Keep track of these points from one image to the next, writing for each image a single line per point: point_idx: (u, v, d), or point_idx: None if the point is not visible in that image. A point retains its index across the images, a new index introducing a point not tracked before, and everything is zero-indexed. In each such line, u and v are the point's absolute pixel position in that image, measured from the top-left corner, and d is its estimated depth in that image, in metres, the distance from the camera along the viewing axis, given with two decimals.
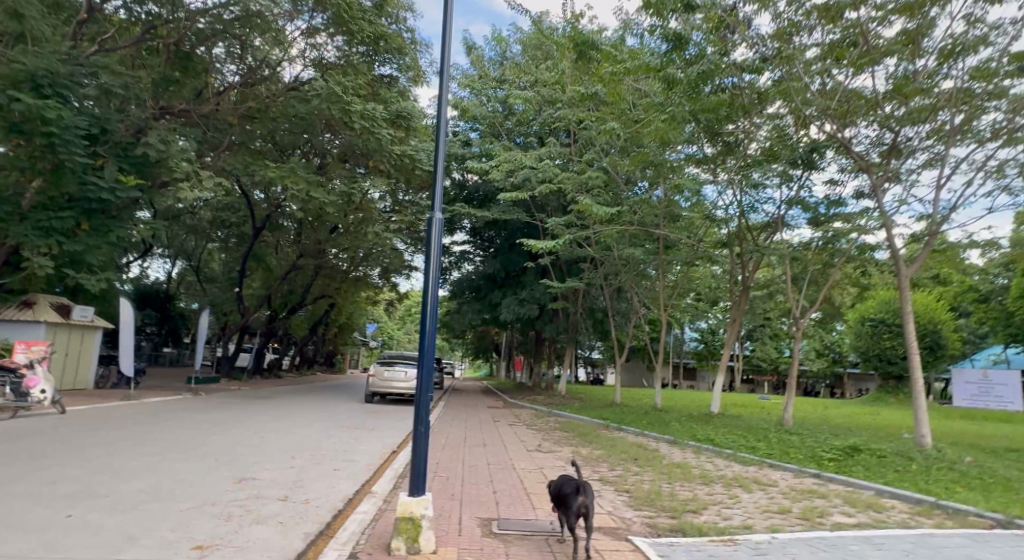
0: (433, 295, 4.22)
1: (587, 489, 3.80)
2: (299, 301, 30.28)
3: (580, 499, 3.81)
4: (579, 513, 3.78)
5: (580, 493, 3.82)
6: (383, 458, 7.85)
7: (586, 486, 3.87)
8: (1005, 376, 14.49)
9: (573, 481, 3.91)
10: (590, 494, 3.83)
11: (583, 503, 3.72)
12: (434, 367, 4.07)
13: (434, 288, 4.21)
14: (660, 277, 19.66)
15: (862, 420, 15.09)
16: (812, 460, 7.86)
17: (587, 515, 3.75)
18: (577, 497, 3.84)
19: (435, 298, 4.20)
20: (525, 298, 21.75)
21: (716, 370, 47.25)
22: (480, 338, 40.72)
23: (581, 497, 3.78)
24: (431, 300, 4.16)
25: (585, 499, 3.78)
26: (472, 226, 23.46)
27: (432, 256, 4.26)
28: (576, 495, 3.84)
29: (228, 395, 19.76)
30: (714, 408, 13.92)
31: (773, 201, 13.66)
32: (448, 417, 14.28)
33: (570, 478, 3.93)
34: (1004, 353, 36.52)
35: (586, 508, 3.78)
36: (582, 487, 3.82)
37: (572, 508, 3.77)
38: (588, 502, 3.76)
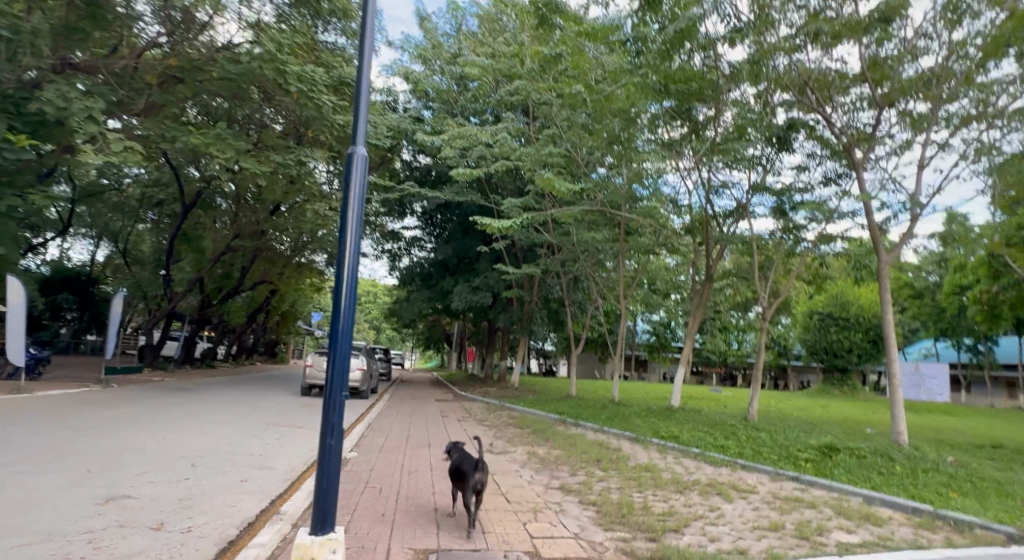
0: (351, 265, 3.16)
1: (484, 467, 4.22)
2: (235, 287, 28.13)
3: (476, 475, 4.24)
4: (475, 487, 4.24)
5: (476, 470, 4.24)
6: (307, 466, 6.69)
7: (482, 463, 4.29)
8: (934, 367, 13.70)
9: (470, 459, 4.29)
10: (484, 470, 4.27)
11: (480, 479, 4.17)
12: (351, 357, 3.07)
13: (353, 255, 3.15)
14: (618, 265, 18.99)
15: (817, 413, 14.88)
16: (788, 461, 7.21)
17: (481, 489, 4.23)
18: (473, 473, 4.25)
19: (353, 268, 3.15)
20: (478, 286, 20.65)
21: (667, 361, 47.73)
22: (430, 328, 39.45)
23: (477, 473, 4.21)
24: (347, 272, 3.11)
25: (481, 476, 4.22)
26: (424, 209, 22.19)
27: (348, 217, 3.20)
28: (474, 472, 4.25)
29: (144, 386, 17.75)
30: (675, 401, 13.31)
31: (739, 186, 13.09)
32: (392, 412, 13.06)
33: (467, 456, 4.32)
34: (934, 346, 38.46)
35: (481, 483, 4.25)
36: (479, 466, 4.22)
37: (470, 484, 4.19)
38: (483, 478, 4.22)
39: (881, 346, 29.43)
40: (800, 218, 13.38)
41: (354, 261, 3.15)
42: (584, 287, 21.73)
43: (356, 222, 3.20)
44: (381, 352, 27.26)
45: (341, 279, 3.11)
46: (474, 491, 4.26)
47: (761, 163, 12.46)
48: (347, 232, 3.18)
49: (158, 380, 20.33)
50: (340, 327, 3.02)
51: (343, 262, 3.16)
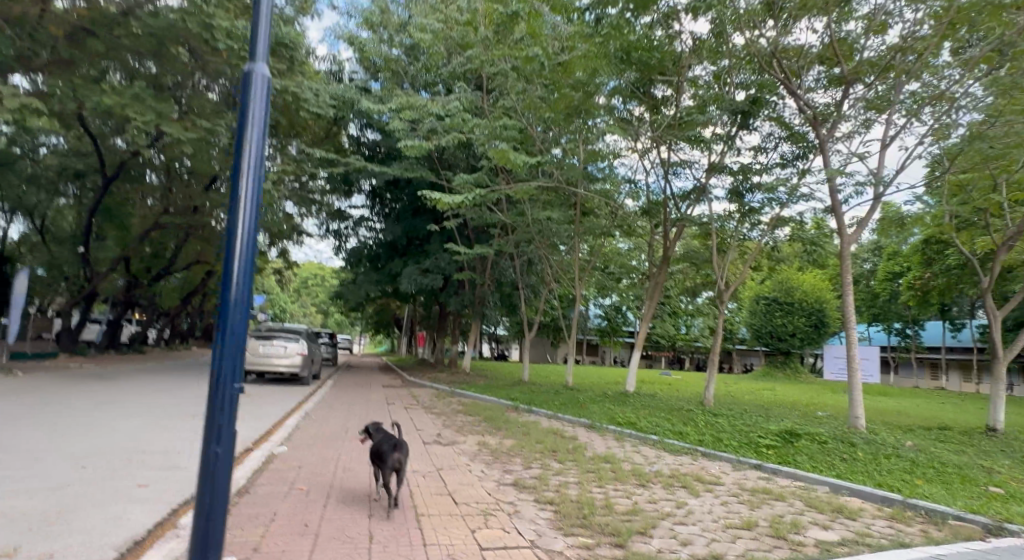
0: (249, 222, 2.47)
1: (403, 447, 4.17)
2: (165, 267, 26.08)
3: (395, 455, 4.17)
4: (393, 468, 4.19)
5: (395, 451, 4.17)
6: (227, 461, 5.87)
7: (401, 443, 4.24)
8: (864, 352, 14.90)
9: (389, 439, 4.24)
10: (403, 450, 4.22)
11: (398, 460, 4.12)
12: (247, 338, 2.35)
13: (250, 212, 2.46)
14: (574, 248, 18.58)
15: (769, 397, 14.98)
16: (749, 448, 6.97)
17: (400, 469, 4.17)
18: (392, 454, 4.18)
19: (251, 228, 2.45)
20: (428, 268, 19.80)
21: (617, 345, 48.40)
22: (380, 312, 38.31)
23: (397, 454, 4.14)
24: (242, 233, 2.40)
25: (400, 456, 4.16)
26: (372, 186, 21.09)
27: (243, 163, 2.48)
28: (393, 451, 4.19)
29: (56, 373, 16.02)
30: (630, 386, 13.06)
31: (698, 167, 12.81)
32: (334, 400, 12.21)
33: (385, 436, 4.26)
34: (867, 330, 40.48)
35: (400, 462, 4.20)
36: (397, 446, 4.17)
37: (388, 465, 4.14)
38: (402, 458, 4.16)
39: (822, 331, 30.50)
40: (756, 201, 13.29)
41: (251, 219, 2.45)
42: (538, 271, 21.27)
43: (253, 170, 2.49)
44: (326, 337, 26.05)
45: (233, 242, 2.40)
46: (394, 471, 4.21)
47: (721, 144, 12.18)
48: (241, 182, 2.47)
49: (75, 367, 18.52)
50: (230, 302, 2.30)
51: (236, 221, 2.44)
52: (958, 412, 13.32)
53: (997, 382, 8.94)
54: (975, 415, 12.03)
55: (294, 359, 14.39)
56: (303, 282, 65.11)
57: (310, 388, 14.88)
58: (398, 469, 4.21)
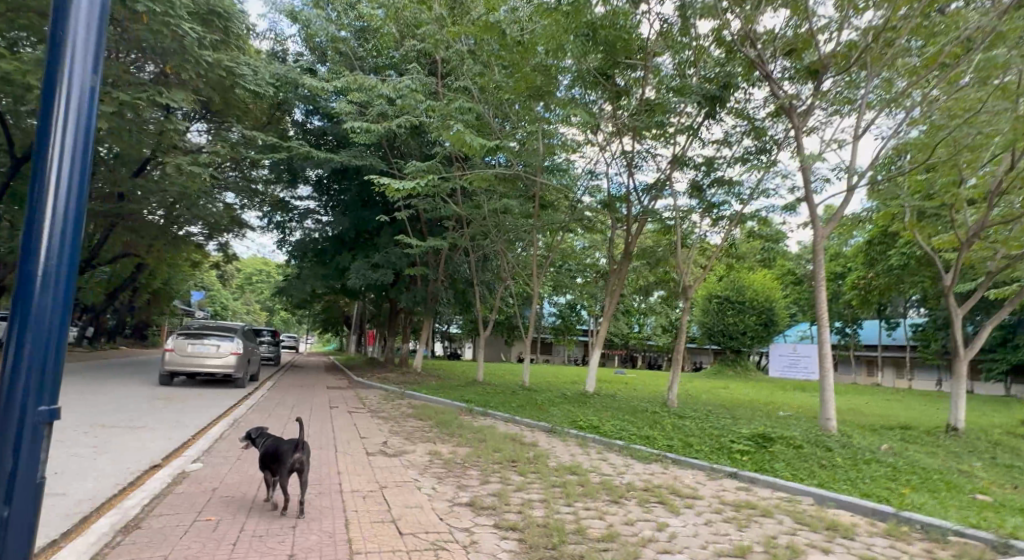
0: (74, 180, 2.00)
1: (305, 446, 3.96)
2: (87, 259, 23.79)
3: (296, 455, 3.93)
4: (293, 469, 3.94)
5: (296, 450, 3.93)
6: (135, 477, 4.83)
7: (303, 443, 4.01)
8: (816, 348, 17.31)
9: (288, 440, 3.98)
10: (304, 450, 4.00)
11: (302, 459, 3.90)
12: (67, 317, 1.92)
13: (74, 168, 2.00)
14: (532, 244, 18.00)
15: (727, 396, 14.83)
16: (722, 454, 6.51)
17: (302, 470, 3.94)
18: (292, 454, 3.94)
19: (75, 190, 1.99)
20: (378, 262, 18.75)
21: (572, 343, 48.43)
22: (327, 309, 36.73)
23: (298, 454, 3.91)
24: (58, 198, 1.94)
25: (303, 456, 3.94)
26: (319, 176, 19.86)
27: (64, 110, 1.99)
28: (293, 452, 3.94)
29: None
30: (590, 386, 12.56)
31: (660, 160, 12.43)
32: (271, 403, 11.10)
33: (285, 436, 3.99)
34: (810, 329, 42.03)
35: (301, 463, 3.97)
36: (299, 445, 3.94)
37: (288, 465, 3.89)
38: (305, 458, 3.94)
39: (770, 329, 31.23)
40: (717, 196, 13.06)
41: (75, 185, 2.00)
42: (493, 267, 20.61)
43: (81, 122, 2.03)
44: (268, 335, 24.49)
45: (42, 201, 1.92)
46: (294, 472, 3.96)
47: (685, 135, 11.86)
48: (54, 130, 1.98)
49: None
50: (38, 283, 1.86)
51: (44, 173, 1.95)
52: (907, 409, 13.50)
53: (956, 381, 8.90)
54: (926, 412, 12.16)
55: (227, 359, 13.12)
56: (246, 278, 62.05)
57: (246, 390, 13.63)
58: (298, 470, 3.97)
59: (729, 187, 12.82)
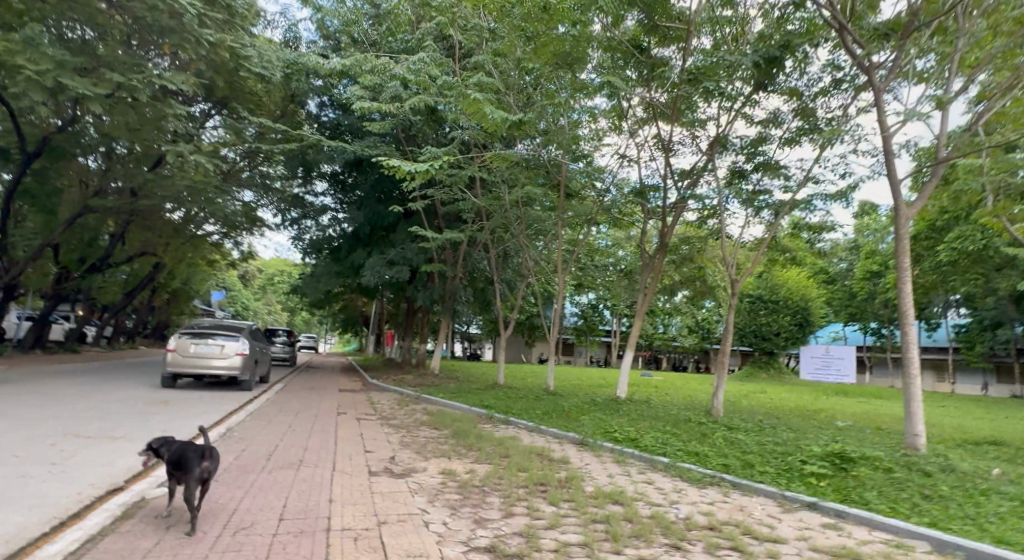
0: None
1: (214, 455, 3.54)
2: (102, 257, 23.38)
3: (203, 464, 3.49)
4: (200, 480, 3.51)
5: (204, 459, 3.49)
6: (70, 511, 3.84)
7: (211, 451, 3.57)
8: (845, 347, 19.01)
9: (193, 447, 3.51)
10: (212, 460, 3.58)
11: (212, 469, 3.51)
12: None
13: None
14: (555, 238, 16.97)
15: (769, 402, 13.63)
16: (793, 478, 5.43)
17: (210, 480, 3.52)
18: (199, 463, 3.48)
19: None
20: (393, 259, 17.89)
21: (594, 344, 47.30)
22: (346, 309, 36.27)
23: (206, 461, 3.48)
24: None
25: (212, 466, 3.53)
26: (333, 170, 19.09)
27: None
28: (199, 460, 3.49)
29: None
30: (622, 391, 11.41)
31: (697, 143, 11.30)
32: (273, 408, 10.27)
33: (191, 443, 3.54)
34: (842, 329, 40.32)
35: (209, 473, 3.54)
36: (207, 453, 3.51)
37: (194, 477, 3.41)
38: (214, 468, 3.53)
39: (806, 329, 29.75)
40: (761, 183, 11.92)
41: None
42: (514, 264, 19.65)
43: None
44: (283, 335, 24.03)
45: None
46: (198, 484, 3.50)
47: (725, 116, 10.76)
48: None
49: None
50: None
51: None
52: (975, 419, 12.14)
53: None
54: (1003, 424, 10.81)
55: (232, 360, 12.34)
56: (267, 278, 62.18)
57: (253, 393, 12.84)
58: (204, 480, 3.54)
59: (773, 174, 11.62)
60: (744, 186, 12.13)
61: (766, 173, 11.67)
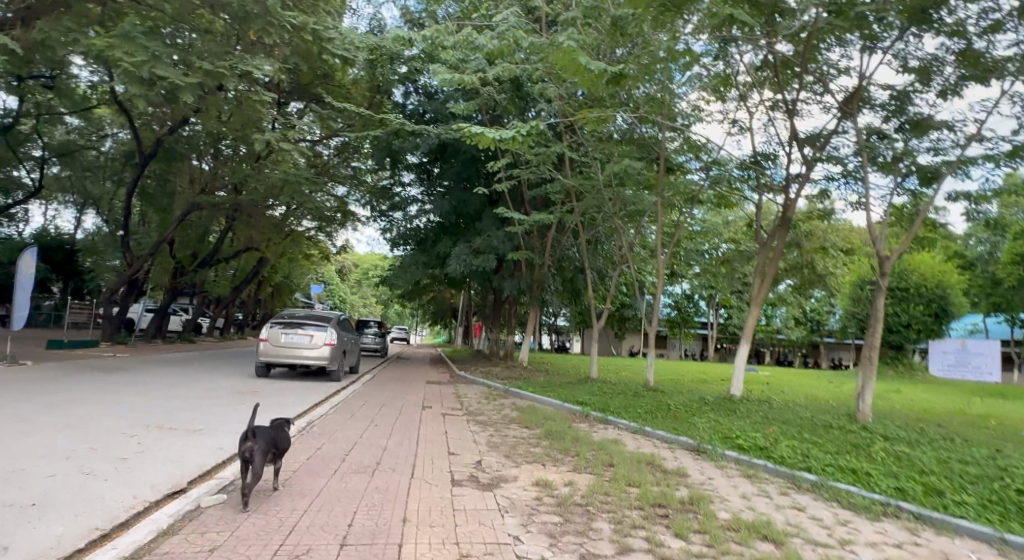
0: None
1: (256, 435, 3.74)
2: (211, 252, 24.94)
3: (247, 444, 3.73)
4: (246, 458, 3.75)
5: (246, 440, 3.74)
6: (115, 522, 3.34)
7: (255, 432, 3.76)
8: (981, 345, 15.34)
9: (256, 428, 3.85)
10: (257, 440, 3.80)
11: (251, 449, 3.68)
12: None
13: None
14: (651, 219, 15.54)
15: (919, 406, 11.43)
16: (1015, 515, 3.97)
17: (249, 462, 3.69)
18: (245, 443, 3.75)
19: None
20: (479, 247, 17.29)
21: (689, 336, 44.69)
22: (435, 300, 36.63)
23: (243, 441, 3.72)
24: None
25: (254, 446, 3.72)
26: (419, 160, 18.87)
27: None
28: (247, 441, 3.77)
29: (77, 360, 14.51)
30: (737, 389, 9.95)
31: (824, 102, 9.63)
32: (359, 400, 9.96)
33: (256, 426, 3.88)
34: (983, 321, 35.05)
35: (252, 453, 3.73)
36: (249, 434, 3.75)
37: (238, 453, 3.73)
38: (252, 449, 3.69)
39: (943, 321, 25.97)
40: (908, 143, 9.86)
41: None
42: (605, 251, 18.46)
43: None
44: (374, 326, 24.40)
45: None
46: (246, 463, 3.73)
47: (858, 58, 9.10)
48: None
49: (107, 354, 17.09)
50: None
51: None
52: None
53: None
54: None
55: (321, 350, 12.26)
56: (362, 273, 64.91)
57: (341, 384, 12.70)
58: (249, 461, 3.74)
59: (925, 134, 9.62)
60: (880, 153, 10.06)
61: (915, 132, 9.68)
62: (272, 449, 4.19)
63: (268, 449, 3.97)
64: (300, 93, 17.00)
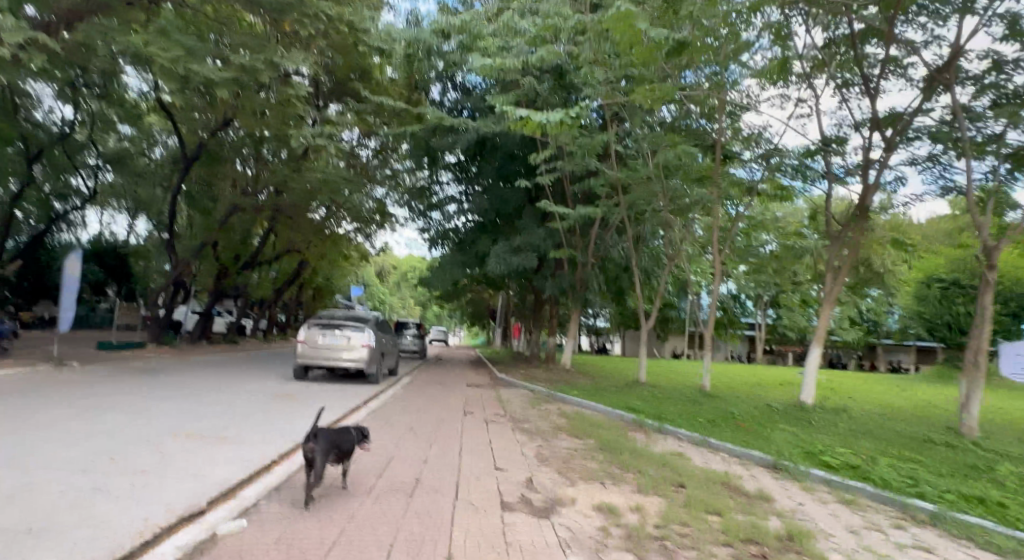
0: None
1: (319, 435, 3.87)
2: (253, 254, 25.19)
3: (309, 444, 3.84)
4: (308, 459, 3.85)
5: (310, 439, 3.85)
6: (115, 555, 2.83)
7: (318, 434, 3.86)
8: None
9: (323, 431, 3.94)
10: (320, 441, 3.87)
11: (312, 447, 3.79)
12: None
13: None
14: (703, 212, 14.58)
15: (1017, 416, 10.15)
16: None
17: (310, 461, 3.78)
18: (310, 443, 3.86)
19: None
20: (520, 245, 16.75)
21: (735, 338, 43.04)
22: (475, 301, 36.24)
23: (307, 440, 3.84)
24: None
25: (317, 445, 3.84)
26: (457, 157, 18.42)
27: None
28: (311, 441, 3.87)
29: (122, 361, 14.57)
30: (808, 397, 8.97)
31: (906, 77, 8.53)
32: (396, 406, 9.48)
33: (323, 428, 3.98)
34: None
35: (312, 453, 3.81)
36: (312, 434, 3.86)
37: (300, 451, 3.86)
38: (314, 450, 3.78)
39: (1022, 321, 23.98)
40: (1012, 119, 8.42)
41: None
42: (651, 248, 17.57)
43: None
44: (413, 328, 24.13)
45: None
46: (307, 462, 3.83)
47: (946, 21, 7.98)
48: None
49: (152, 355, 17.19)
50: None
51: None
52: None
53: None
54: None
55: (359, 352, 11.87)
56: (400, 275, 65.32)
57: (380, 388, 12.29)
58: (309, 461, 3.82)
59: None
60: (970, 135, 8.72)
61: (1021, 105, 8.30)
62: (341, 452, 4.23)
63: (334, 449, 4.07)
64: (338, 90, 16.89)
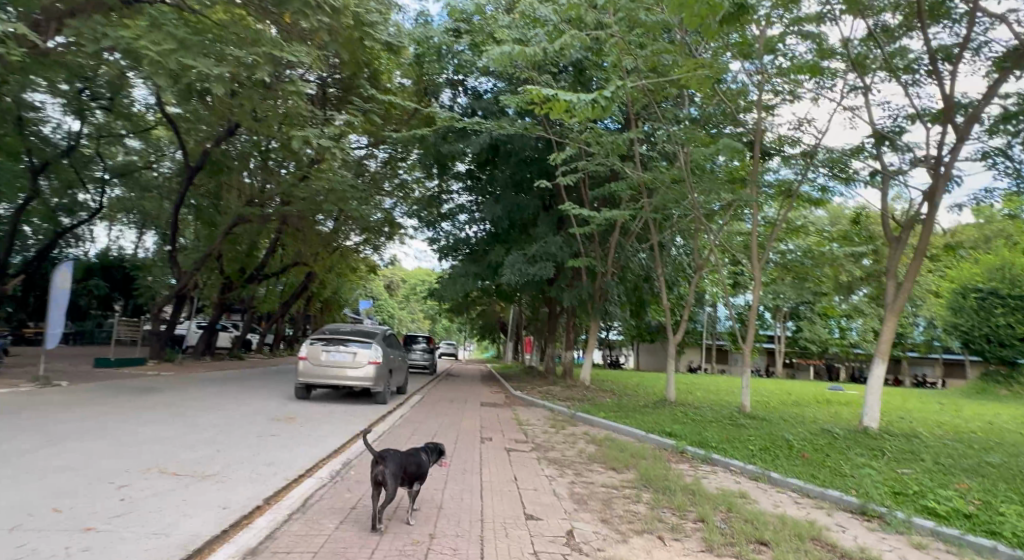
0: None
1: (389, 458, 3.56)
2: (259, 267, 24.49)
3: (380, 466, 3.54)
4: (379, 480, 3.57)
5: (380, 462, 3.54)
6: None
7: (388, 456, 3.55)
8: None
9: (395, 453, 3.63)
10: (390, 465, 3.56)
11: (381, 472, 3.49)
12: None
13: None
14: (734, 216, 13.61)
15: None
16: None
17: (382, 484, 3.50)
18: (381, 465, 3.57)
19: None
20: (535, 255, 15.73)
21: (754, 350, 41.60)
22: (485, 314, 35.23)
23: (377, 462, 3.55)
24: None
25: (387, 469, 3.54)
26: (467, 164, 17.60)
27: None
28: (381, 463, 3.58)
29: (118, 378, 13.76)
30: (871, 419, 7.91)
31: (978, 58, 7.53)
32: (406, 431, 8.54)
33: (394, 449, 3.67)
34: None
35: (383, 476, 3.53)
36: (381, 456, 3.55)
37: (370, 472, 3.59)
38: (384, 473, 3.50)
39: None
40: None
41: None
42: (674, 256, 16.58)
43: None
44: (422, 342, 23.20)
45: None
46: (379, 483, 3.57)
47: None
48: None
49: (150, 372, 16.34)
50: None
51: None
52: None
53: None
54: None
55: (365, 370, 10.99)
56: (409, 288, 64.59)
57: (388, 408, 11.37)
58: (380, 482, 3.55)
59: None
60: None
61: None
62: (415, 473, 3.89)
63: (407, 470, 3.77)
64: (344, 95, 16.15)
